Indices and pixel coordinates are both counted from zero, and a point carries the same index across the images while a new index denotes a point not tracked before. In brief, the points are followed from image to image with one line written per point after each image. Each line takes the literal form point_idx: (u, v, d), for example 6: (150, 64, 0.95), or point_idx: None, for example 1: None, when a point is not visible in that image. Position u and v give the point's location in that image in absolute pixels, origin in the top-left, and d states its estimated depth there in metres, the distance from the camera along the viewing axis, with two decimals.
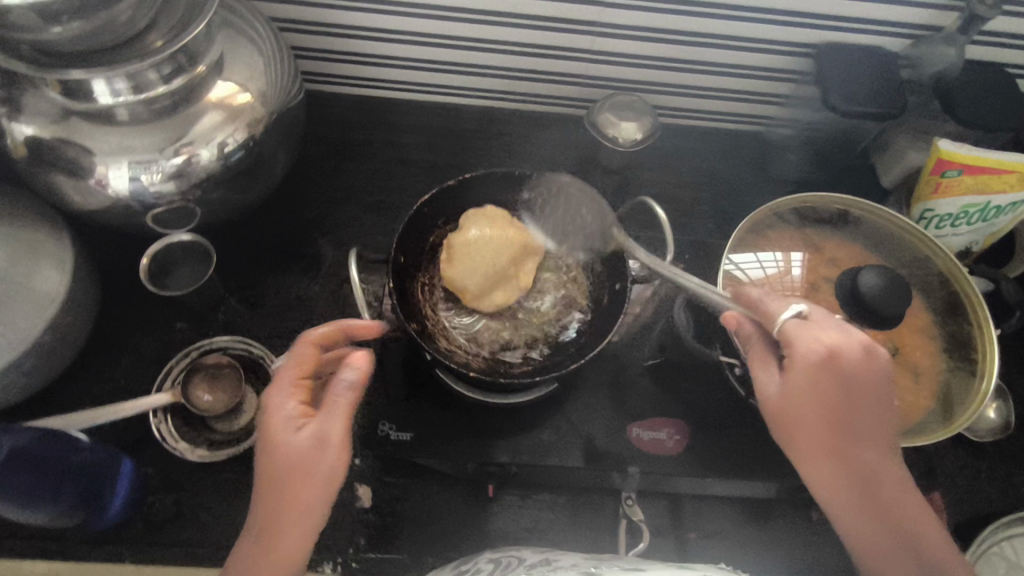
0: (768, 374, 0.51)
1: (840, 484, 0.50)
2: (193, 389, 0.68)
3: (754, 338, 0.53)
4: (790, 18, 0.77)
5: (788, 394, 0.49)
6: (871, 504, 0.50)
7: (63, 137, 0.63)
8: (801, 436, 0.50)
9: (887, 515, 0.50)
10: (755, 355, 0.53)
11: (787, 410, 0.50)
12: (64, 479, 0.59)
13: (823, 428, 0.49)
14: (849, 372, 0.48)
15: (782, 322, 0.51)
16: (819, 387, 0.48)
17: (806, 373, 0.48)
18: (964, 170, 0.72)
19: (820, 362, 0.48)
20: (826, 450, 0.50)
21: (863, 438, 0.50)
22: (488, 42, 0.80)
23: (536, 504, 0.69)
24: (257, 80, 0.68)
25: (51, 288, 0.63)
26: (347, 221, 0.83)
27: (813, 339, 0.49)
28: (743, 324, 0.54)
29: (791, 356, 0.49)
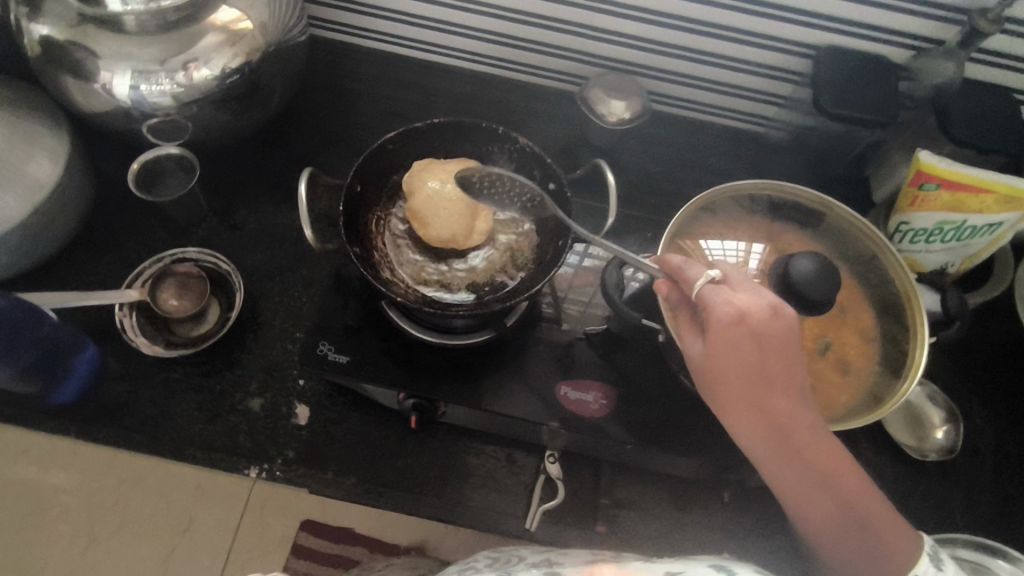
0: (693, 337, 0.55)
1: (760, 438, 0.54)
2: (160, 291, 0.73)
3: (680, 306, 0.57)
4: (788, 15, 0.77)
5: (709, 354, 0.53)
6: (791, 454, 0.54)
7: (73, 40, 0.68)
8: (721, 391, 0.53)
9: (808, 463, 0.54)
10: (684, 320, 0.56)
11: (707, 367, 0.53)
12: (24, 347, 0.63)
13: (743, 386, 0.53)
14: (759, 333, 0.51)
15: (699, 283, 0.54)
16: (734, 349, 0.52)
17: (722, 336, 0.52)
18: (942, 184, 0.71)
19: (732, 325, 0.52)
20: (748, 406, 0.53)
21: (779, 393, 0.53)
22: (491, 7, 0.82)
23: (467, 447, 0.71)
24: (259, 10, 0.72)
25: (43, 175, 0.68)
26: (336, 161, 0.87)
27: (726, 302, 0.52)
28: (672, 293, 0.57)
29: (709, 321, 0.53)
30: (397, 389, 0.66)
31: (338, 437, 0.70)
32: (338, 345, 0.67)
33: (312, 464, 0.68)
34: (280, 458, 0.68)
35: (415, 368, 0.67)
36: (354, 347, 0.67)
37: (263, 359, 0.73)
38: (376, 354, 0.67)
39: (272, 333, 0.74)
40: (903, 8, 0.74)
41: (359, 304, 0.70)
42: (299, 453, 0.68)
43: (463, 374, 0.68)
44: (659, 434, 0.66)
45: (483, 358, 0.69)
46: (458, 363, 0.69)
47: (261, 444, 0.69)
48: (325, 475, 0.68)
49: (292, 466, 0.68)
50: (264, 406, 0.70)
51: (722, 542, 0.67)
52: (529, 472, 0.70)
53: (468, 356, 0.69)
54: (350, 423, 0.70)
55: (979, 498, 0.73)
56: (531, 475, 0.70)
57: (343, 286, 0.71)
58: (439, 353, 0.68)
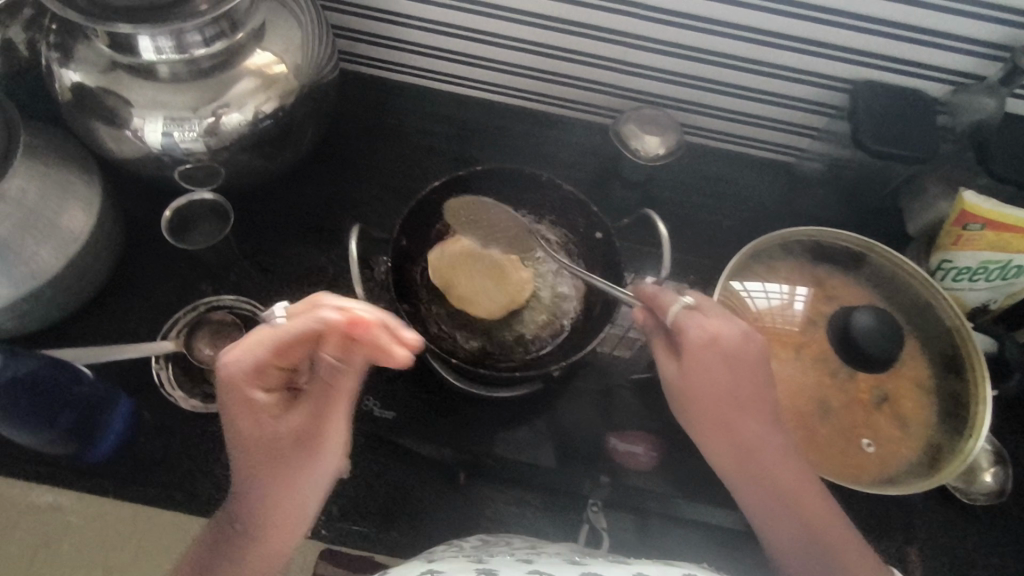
0: (668, 363, 0.54)
1: (728, 459, 0.53)
2: (196, 342, 0.72)
3: (654, 332, 0.55)
4: (825, 51, 0.76)
5: (685, 379, 0.52)
6: (765, 480, 0.52)
7: (106, 87, 0.66)
8: (695, 413, 0.53)
9: (782, 491, 0.51)
10: (659, 342, 0.55)
11: (682, 388, 0.52)
12: (61, 409, 0.62)
13: (708, 408, 0.52)
14: (731, 355, 0.51)
15: (673, 309, 0.53)
16: (709, 370, 0.51)
17: (696, 359, 0.51)
18: (986, 224, 0.70)
19: (706, 346, 0.51)
20: (717, 427, 0.53)
21: (749, 415, 0.52)
22: (525, 43, 0.81)
23: (508, 498, 0.68)
24: (293, 53, 0.71)
25: (77, 227, 0.67)
26: (368, 199, 0.87)
27: (700, 324, 0.52)
28: (647, 320, 0.55)
29: (683, 344, 0.52)
30: (445, 445, 0.67)
31: (381, 491, 0.68)
32: (382, 401, 0.69)
33: (355, 520, 0.66)
34: (324, 515, 0.67)
35: (461, 423, 0.68)
36: (399, 403, 0.69)
37: None
38: (421, 410, 0.68)
39: None
40: (944, 44, 0.73)
41: None
42: (342, 508, 0.67)
43: (507, 426, 0.68)
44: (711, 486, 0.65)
45: (531, 408, 0.69)
46: (502, 414, 0.69)
47: None
48: (369, 532, 0.66)
49: (336, 524, 0.66)
50: None
51: None
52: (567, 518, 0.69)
53: (514, 407, 0.69)
54: (392, 478, 0.68)
55: None
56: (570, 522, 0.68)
57: (382, 336, 0.71)
58: (486, 406, 0.69)
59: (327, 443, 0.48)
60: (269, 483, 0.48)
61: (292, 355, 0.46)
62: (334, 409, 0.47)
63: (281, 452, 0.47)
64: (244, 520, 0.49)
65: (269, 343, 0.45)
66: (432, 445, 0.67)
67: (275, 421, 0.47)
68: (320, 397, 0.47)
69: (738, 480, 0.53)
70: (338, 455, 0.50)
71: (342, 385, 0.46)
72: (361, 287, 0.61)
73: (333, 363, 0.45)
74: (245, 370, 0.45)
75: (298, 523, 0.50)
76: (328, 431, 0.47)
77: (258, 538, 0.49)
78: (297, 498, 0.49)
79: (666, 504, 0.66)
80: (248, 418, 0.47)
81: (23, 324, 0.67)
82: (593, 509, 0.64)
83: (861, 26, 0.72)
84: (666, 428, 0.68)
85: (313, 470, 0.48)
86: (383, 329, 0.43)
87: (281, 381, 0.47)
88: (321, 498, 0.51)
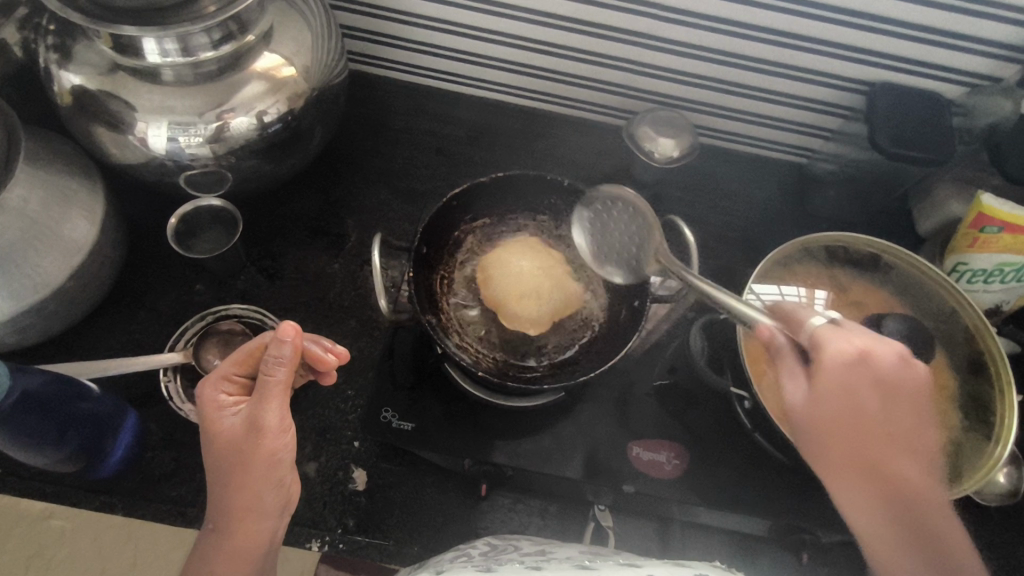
0: (795, 385, 0.48)
1: (874, 502, 0.46)
2: (205, 353, 0.71)
3: (783, 349, 0.49)
4: (847, 53, 0.74)
5: (819, 401, 0.46)
6: (908, 520, 0.46)
7: (107, 90, 0.63)
8: (837, 448, 0.47)
9: (927, 538, 0.46)
10: (783, 364, 0.49)
11: (816, 419, 0.47)
12: (70, 424, 0.60)
13: (848, 434, 0.46)
14: (883, 376, 0.46)
15: (813, 327, 0.48)
16: (849, 394, 0.46)
17: (836, 380, 0.46)
18: (1004, 227, 0.68)
19: (854, 363, 0.46)
20: (858, 459, 0.47)
21: (899, 448, 0.48)
22: (534, 42, 0.79)
23: (526, 509, 0.68)
24: (303, 55, 0.69)
25: (80, 236, 0.64)
26: (377, 204, 0.86)
27: (846, 340, 0.47)
28: (776, 338, 0.49)
29: (821, 361, 0.47)
30: (463, 455, 0.65)
31: (397, 502, 0.67)
32: (400, 412, 0.67)
33: (373, 532, 0.66)
34: (340, 527, 0.66)
35: (479, 432, 0.66)
36: (417, 413, 0.67)
37: (317, 418, 0.71)
38: (439, 419, 0.66)
39: (322, 391, 0.72)
40: (967, 47, 0.71)
41: (414, 365, 0.69)
42: (359, 520, 0.66)
43: (528, 435, 0.66)
44: (731, 493, 0.65)
45: (549, 417, 0.68)
46: (523, 422, 0.67)
47: (317, 512, 0.66)
48: (386, 544, 0.65)
49: (353, 536, 0.65)
50: (319, 470, 0.68)
51: None
52: (578, 522, 0.68)
53: (533, 415, 0.67)
54: (409, 489, 0.68)
55: None
56: (580, 526, 0.68)
57: (396, 346, 0.70)
58: (502, 415, 0.67)
59: (269, 436, 0.51)
60: (224, 478, 0.51)
61: (247, 359, 0.53)
62: (269, 398, 0.51)
63: (231, 443, 0.51)
64: (213, 516, 0.52)
65: (234, 354, 0.54)
66: (451, 456, 0.65)
67: (226, 418, 0.52)
68: (258, 390, 0.52)
69: (878, 527, 0.46)
70: (285, 451, 0.53)
71: (278, 377, 0.51)
72: (382, 299, 0.61)
73: (277, 358, 0.51)
74: (218, 376, 0.54)
75: (259, 523, 0.52)
76: (268, 423, 0.51)
77: (224, 535, 0.51)
78: (249, 493, 0.51)
79: (687, 512, 0.65)
80: (208, 417, 0.53)
81: (25, 337, 0.65)
82: (600, 507, 0.66)
83: (885, 30, 0.70)
84: (687, 436, 0.67)
85: (260, 464, 0.51)
86: (316, 342, 0.58)
87: (242, 385, 0.55)
88: (277, 498, 0.53)
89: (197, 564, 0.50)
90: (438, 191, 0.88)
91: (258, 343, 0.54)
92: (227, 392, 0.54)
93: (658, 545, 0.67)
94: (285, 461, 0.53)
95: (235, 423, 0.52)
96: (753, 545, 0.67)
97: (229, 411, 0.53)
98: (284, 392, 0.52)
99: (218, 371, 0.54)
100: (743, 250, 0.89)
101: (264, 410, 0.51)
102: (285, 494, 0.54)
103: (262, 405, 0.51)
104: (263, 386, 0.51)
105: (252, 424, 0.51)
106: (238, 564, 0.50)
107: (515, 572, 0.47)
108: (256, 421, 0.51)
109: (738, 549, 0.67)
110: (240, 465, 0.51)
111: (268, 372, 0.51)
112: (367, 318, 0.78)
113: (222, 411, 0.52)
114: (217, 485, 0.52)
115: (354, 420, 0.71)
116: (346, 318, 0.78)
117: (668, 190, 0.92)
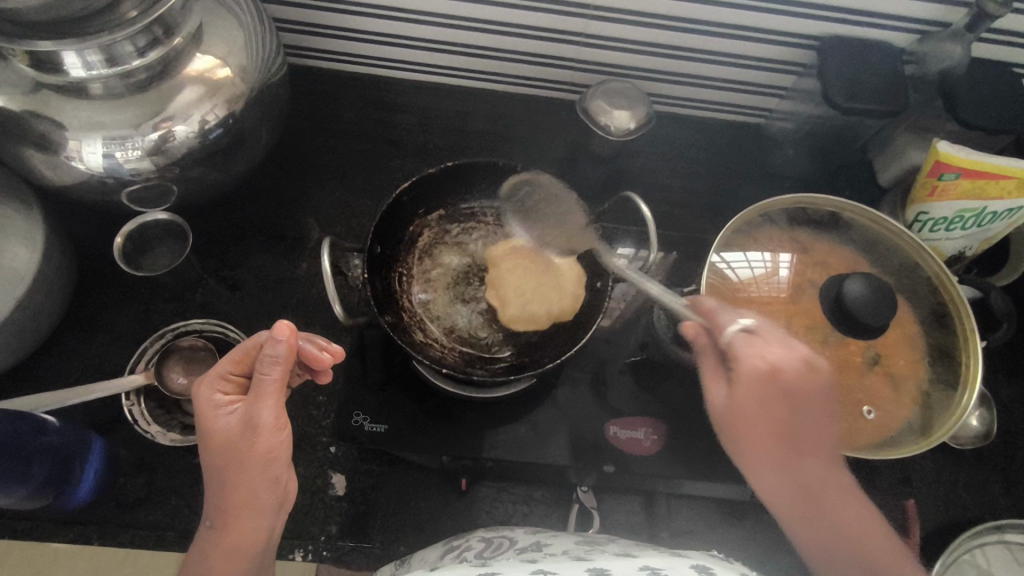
0: (717, 388, 0.52)
1: (784, 495, 0.50)
2: (168, 372, 0.68)
3: (706, 353, 0.53)
4: (795, 9, 0.72)
5: (732, 406, 0.50)
6: (814, 505, 0.50)
7: (32, 110, 0.60)
8: (747, 449, 0.50)
9: (830, 521, 0.50)
10: (707, 371, 0.53)
11: (733, 422, 0.50)
12: (31, 459, 0.59)
13: (774, 438, 0.49)
14: (790, 385, 0.49)
15: (729, 333, 0.51)
16: (764, 402, 0.49)
17: (747, 390, 0.49)
18: (962, 173, 0.68)
19: (762, 378, 0.49)
20: (778, 459, 0.50)
21: (811, 448, 0.50)
22: (475, 21, 0.76)
23: (510, 497, 0.68)
24: (236, 55, 0.66)
25: (20, 265, 0.62)
26: (334, 201, 0.85)
27: (757, 354, 0.49)
28: (699, 337, 0.54)
29: (736, 372, 0.50)
30: (440, 452, 0.65)
31: (380, 503, 0.67)
32: (372, 414, 0.66)
33: (358, 536, 0.66)
34: (324, 534, 0.65)
35: (455, 427, 0.66)
36: (389, 414, 0.66)
37: (290, 427, 0.70)
38: (412, 417, 0.66)
39: (294, 399, 0.71)
40: None
41: (383, 365, 0.68)
42: (343, 526, 0.66)
43: (505, 425, 0.66)
44: (710, 463, 0.65)
45: (524, 405, 0.67)
46: (499, 412, 0.66)
47: (300, 522, 0.66)
48: (373, 546, 0.65)
49: (338, 542, 0.65)
50: (297, 480, 0.67)
51: (779, 557, 0.67)
52: (562, 505, 0.69)
53: (507, 405, 0.67)
54: (390, 489, 0.68)
55: (1016, 480, 0.74)
56: (565, 508, 0.68)
57: (365, 346, 0.69)
58: (476, 407, 0.66)
59: (265, 435, 0.50)
60: (222, 476, 0.50)
61: (244, 358, 0.52)
62: (265, 398, 0.50)
63: (227, 443, 0.50)
64: (210, 514, 0.50)
65: (230, 353, 0.51)
66: (428, 454, 0.65)
67: (221, 417, 0.50)
68: (254, 389, 0.50)
69: (784, 506, 0.50)
70: (281, 450, 0.52)
71: (275, 376, 0.50)
72: (340, 303, 0.59)
73: (272, 357, 0.50)
74: (214, 375, 0.51)
75: (255, 521, 0.51)
76: (263, 421, 0.50)
77: (220, 532, 0.49)
78: (246, 492, 0.50)
79: (669, 485, 0.66)
80: (203, 416, 0.50)
81: None
82: (582, 489, 0.67)
83: None
84: (662, 410, 0.67)
85: (257, 462, 0.50)
86: (312, 340, 0.56)
87: (238, 384, 0.52)
88: (273, 497, 0.52)
89: (193, 562, 0.49)
90: (394, 182, 0.88)
91: (255, 342, 0.52)
92: (223, 392, 0.51)
93: (644, 520, 0.67)
94: (281, 459, 0.52)
95: (231, 422, 0.50)
96: (737, 509, 0.68)
97: (225, 410, 0.51)
98: (278, 391, 0.51)
99: (212, 370, 0.52)
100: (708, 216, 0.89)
101: (260, 410, 0.50)
102: (281, 492, 0.53)
103: (258, 404, 0.50)
104: (259, 386, 0.50)
105: (247, 423, 0.50)
106: (234, 562, 0.49)
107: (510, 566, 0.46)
108: (252, 420, 0.50)
109: (722, 515, 0.68)
110: (236, 463, 0.50)
111: (264, 372, 0.50)
112: (334, 320, 0.77)
113: (217, 410, 0.50)
114: (213, 484, 0.50)
115: (329, 426, 0.70)
116: (313, 322, 0.77)
117: (627, 163, 0.91)
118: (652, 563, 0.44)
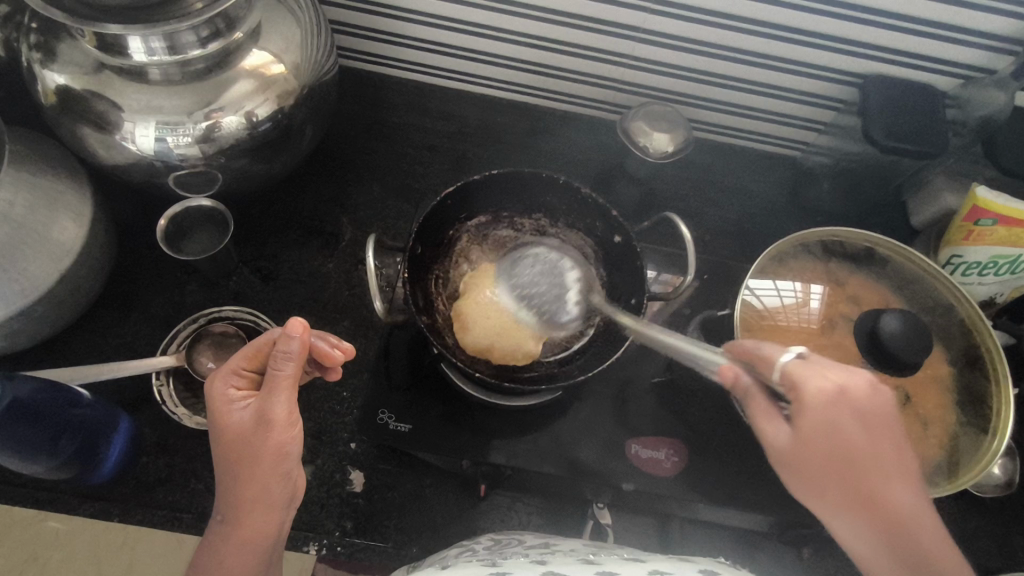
0: (775, 428, 0.47)
1: (864, 534, 0.45)
2: (198, 356, 0.70)
3: (753, 391, 0.48)
4: (840, 45, 0.73)
5: (802, 442, 0.45)
6: (903, 544, 0.44)
7: (92, 89, 0.62)
8: (818, 484, 0.45)
9: (921, 559, 0.44)
10: (755, 410, 0.48)
11: (800, 459, 0.45)
12: (63, 431, 0.60)
13: (845, 471, 0.45)
14: (864, 409, 0.45)
15: (782, 363, 0.47)
16: (837, 427, 0.44)
17: (820, 421, 0.44)
18: (999, 220, 0.68)
19: (833, 401, 0.44)
20: (852, 493, 0.45)
21: (888, 478, 0.45)
22: (522, 35, 0.78)
23: (525, 507, 0.69)
24: (292, 52, 0.67)
25: (67, 239, 0.63)
26: (370, 202, 0.86)
27: (820, 377, 0.45)
28: (740, 378, 0.49)
29: (802, 401, 0.45)
30: (462, 456, 0.65)
31: (394, 504, 0.67)
32: (397, 413, 0.66)
33: (371, 534, 0.66)
34: (338, 530, 0.65)
35: (478, 432, 0.66)
36: (414, 414, 0.66)
37: (313, 419, 0.70)
38: (437, 419, 0.66)
39: (318, 393, 0.72)
40: (960, 40, 0.70)
41: (409, 365, 0.69)
42: (357, 522, 0.66)
43: (527, 435, 0.66)
44: (730, 490, 0.65)
45: (547, 416, 0.67)
46: (521, 422, 0.67)
47: (315, 516, 0.66)
48: (385, 546, 0.65)
49: (351, 539, 0.65)
50: (316, 473, 0.68)
51: None
52: (576, 519, 0.68)
53: (530, 415, 0.67)
54: (406, 489, 0.68)
55: None
56: (579, 522, 0.68)
57: (392, 346, 0.70)
58: (500, 415, 0.67)
59: (277, 429, 0.50)
60: (232, 470, 0.49)
61: (257, 354, 0.52)
62: (277, 391, 0.50)
63: (241, 436, 0.50)
64: (222, 508, 0.50)
65: (243, 348, 0.52)
66: (449, 457, 0.65)
67: (235, 411, 0.51)
68: (266, 383, 0.50)
69: (865, 553, 0.45)
70: (294, 444, 0.51)
71: (285, 373, 0.50)
72: (378, 302, 0.60)
73: (285, 353, 0.49)
74: (228, 369, 0.52)
75: (266, 516, 0.50)
76: (276, 415, 0.50)
77: (234, 527, 0.49)
78: (258, 487, 0.50)
79: (686, 508, 0.65)
80: (217, 411, 0.51)
81: (13, 342, 0.64)
82: (598, 505, 0.66)
83: (881, 22, 0.69)
84: (685, 433, 0.67)
85: (269, 457, 0.50)
86: (322, 336, 0.57)
87: (251, 379, 0.53)
88: (284, 492, 0.52)
89: (205, 557, 0.48)
90: (431, 187, 0.88)
91: (267, 339, 0.52)
92: (236, 387, 0.52)
93: (658, 542, 0.67)
94: (294, 454, 0.52)
95: (245, 416, 0.50)
96: (751, 537, 0.68)
97: (238, 405, 0.51)
98: (291, 386, 0.51)
99: (226, 365, 0.53)
100: (737, 245, 0.89)
101: (273, 403, 0.50)
102: (292, 487, 0.53)
103: (270, 398, 0.50)
104: (271, 380, 0.50)
105: (260, 417, 0.50)
106: (245, 558, 0.48)
107: (520, 566, 0.46)
108: (265, 414, 0.50)
109: (737, 543, 0.67)
110: (248, 458, 0.49)
111: (276, 367, 0.49)
112: (362, 318, 0.78)
113: (231, 404, 0.51)
114: (224, 478, 0.50)
115: (350, 422, 0.71)
116: (341, 319, 0.77)
117: (660, 185, 0.91)
118: (662, 568, 0.44)
